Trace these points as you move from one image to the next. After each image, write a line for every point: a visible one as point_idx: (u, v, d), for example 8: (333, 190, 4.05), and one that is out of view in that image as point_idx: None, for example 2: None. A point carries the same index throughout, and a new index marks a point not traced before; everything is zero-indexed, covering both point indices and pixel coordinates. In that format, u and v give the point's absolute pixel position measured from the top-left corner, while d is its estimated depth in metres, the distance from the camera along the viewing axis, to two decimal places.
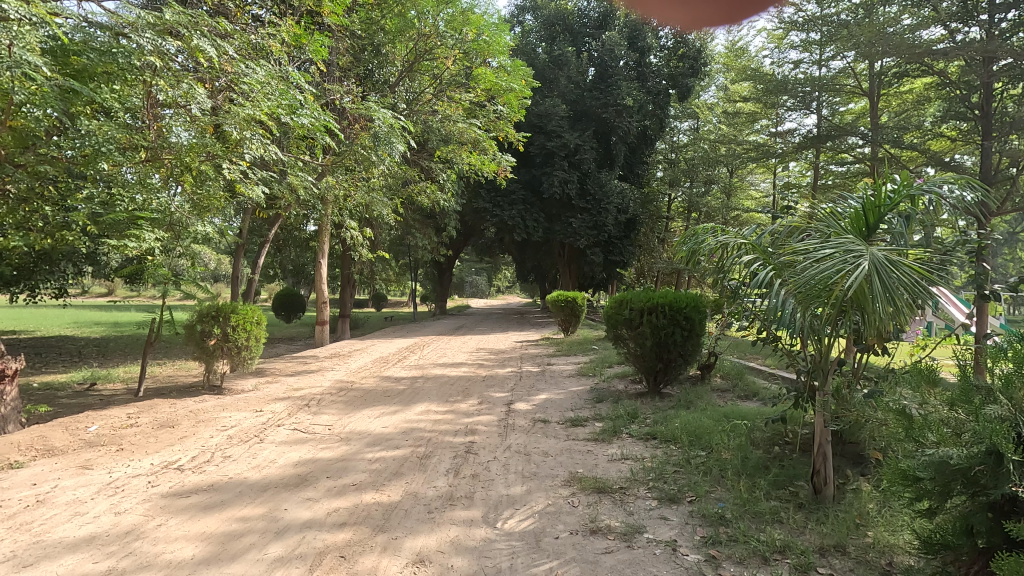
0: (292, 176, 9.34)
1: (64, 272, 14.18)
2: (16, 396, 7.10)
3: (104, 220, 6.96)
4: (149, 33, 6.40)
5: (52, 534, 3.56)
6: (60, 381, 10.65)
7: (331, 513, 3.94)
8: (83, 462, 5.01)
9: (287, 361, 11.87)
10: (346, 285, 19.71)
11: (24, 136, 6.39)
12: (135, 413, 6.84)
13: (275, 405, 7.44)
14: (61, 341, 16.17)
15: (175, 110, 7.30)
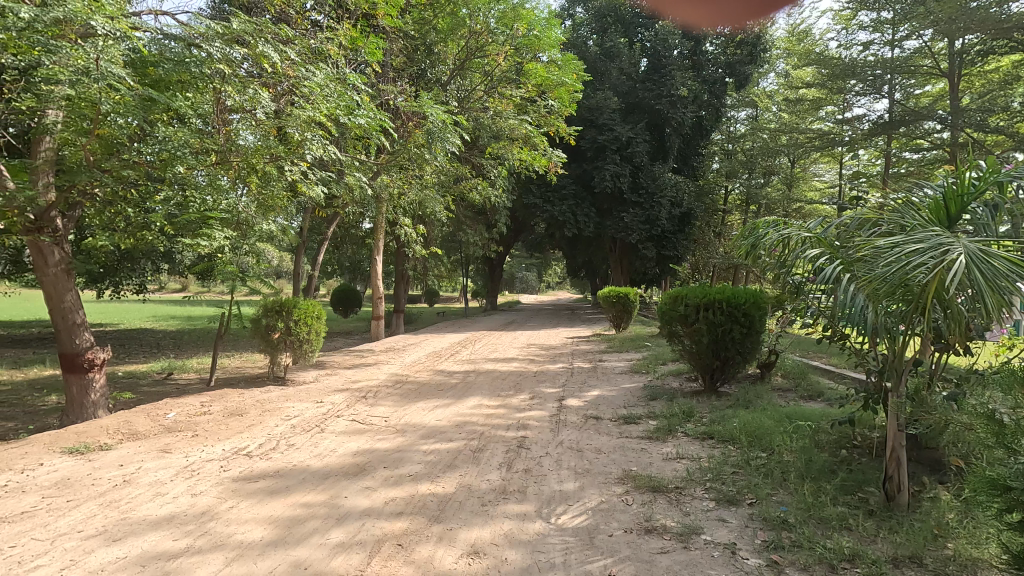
0: (349, 176, 9.66)
1: (144, 269, 15.21)
2: (104, 385, 7.72)
3: (179, 220, 7.60)
4: (218, 42, 6.78)
5: (138, 512, 3.85)
6: (142, 371, 11.45)
7: (389, 503, 4.06)
8: (163, 446, 5.38)
9: (345, 354, 12.30)
10: (400, 281, 20.18)
11: (111, 144, 6.88)
12: (208, 402, 7.27)
13: (335, 396, 7.73)
14: (141, 333, 17.37)
15: (242, 114, 7.60)
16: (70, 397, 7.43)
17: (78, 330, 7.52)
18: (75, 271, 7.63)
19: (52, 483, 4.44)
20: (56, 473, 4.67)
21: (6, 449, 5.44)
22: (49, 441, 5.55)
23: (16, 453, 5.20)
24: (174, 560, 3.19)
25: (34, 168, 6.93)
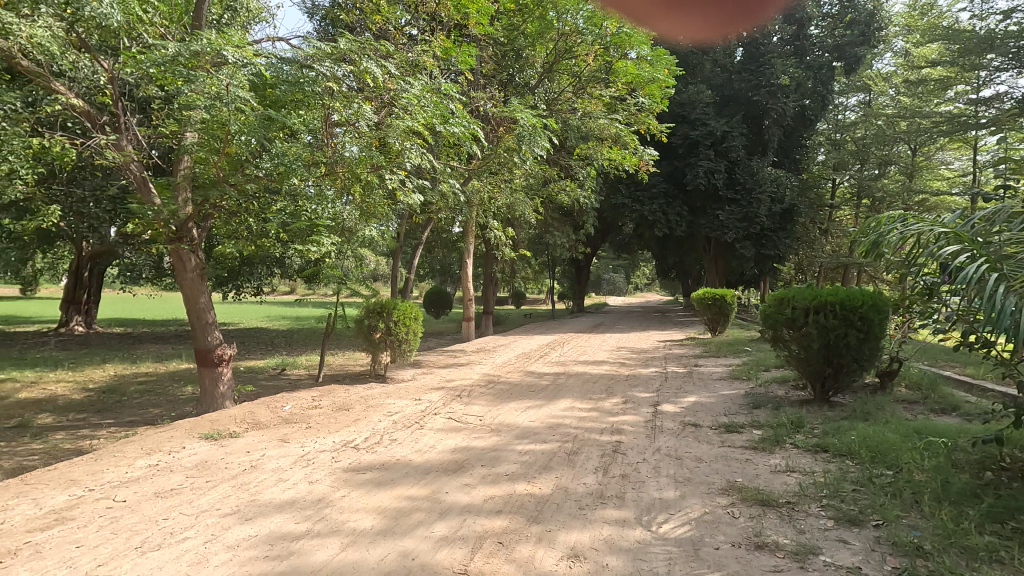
0: (443, 183, 10.06)
1: (261, 273, 16.69)
2: (231, 377, 8.54)
3: (292, 226, 8.27)
4: (327, 62, 7.32)
5: (264, 495, 4.22)
6: (261, 366, 12.56)
7: (488, 500, 4.15)
8: (282, 436, 5.87)
9: (439, 354, 12.75)
10: (490, 283, 20.58)
11: (236, 161, 7.66)
12: (318, 396, 7.84)
13: (431, 394, 8.04)
14: (258, 332, 19.06)
15: (346, 127, 7.94)
16: (203, 387, 8.31)
17: (209, 328, 8.38)
18: (207, 276, 8.52)
19: (194, 464, 4.99)
20: (197, 456, 5.24)
21: (156, 432, 6.19)
22: (189, 427, 6.24)
23: (164, 437, 5.90)
24: (297, 541, 3.47)
25: (176, 184, 7.73)
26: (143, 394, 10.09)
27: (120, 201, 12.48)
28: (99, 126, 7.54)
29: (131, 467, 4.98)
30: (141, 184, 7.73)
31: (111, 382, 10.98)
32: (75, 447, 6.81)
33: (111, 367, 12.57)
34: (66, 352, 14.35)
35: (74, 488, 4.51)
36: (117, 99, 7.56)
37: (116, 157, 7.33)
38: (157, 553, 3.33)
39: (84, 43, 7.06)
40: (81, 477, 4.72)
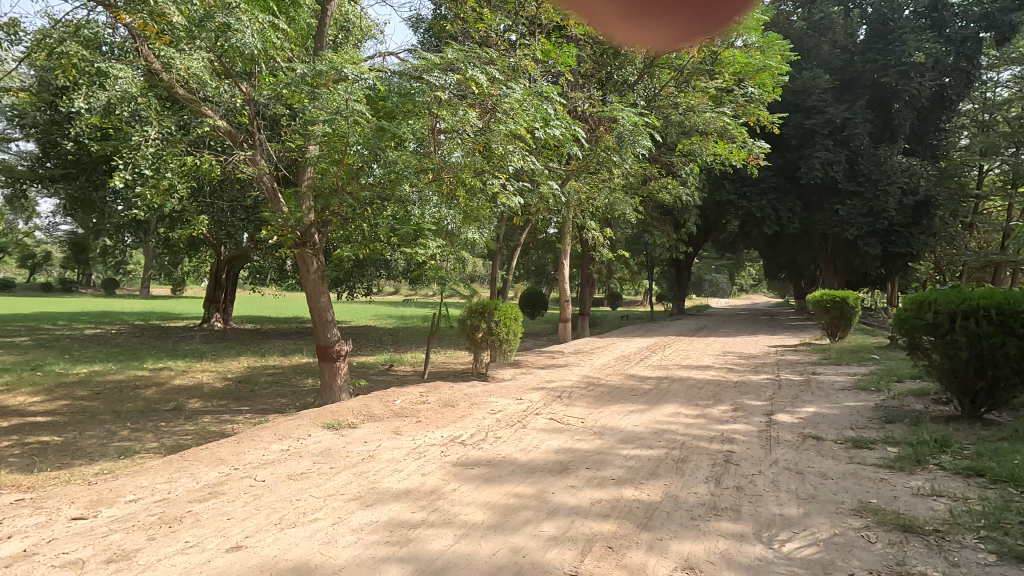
0: (543, 185, 10.13)
1: (370, 275, 17.82)
2: (347, 371, 9.18)
3: (400, 230, 8.53)
4: (435, 72, 7.68)
5: (383, 483, 4.50)
6: (371, 362, 13.40)
7: (595, 504, 4.11)
8: (395, 428, 6.22)
9: (537, 355, 12.86)
10: (586, 285, 20.41)
11: (353, 170, 8.19)
12: (426, 392, 8.21)
13: (532, 394, 8.12)
14: (368, 330, 20.34)
15: (451, 134, 8.18)
16: (324, 380, 9.00)
17: (329, 325, 9.04)
18: (326, 277, 9.20)
19: (319, 451, 5.43)
20: (322, 443, 5.70)
21: (286, 420, 6.81)
22: (314, 416, 6.79)
23: (293, 424, 6.48)
24: (414, 529, 3.65)
25: (301, 194, 8.57)
26: (272, 385, 11.14)
27: (253, 210, 13.87)
28: (237, 143, 8.39)
29: (268, 450, 5.51)
30: (272, 195, 8.50)
31: (246, 373, 12.25)
32: (220, 430, 7.67)
33: (246, 359, 14.03)
34: (209, 345, 16.22)
35: (223, 466, 5.08)
36: (254, 119, 8.40)
37: (253, 170, 8.18)
38: (293, 530, 3.66)
39: (227, 70, 7.94)
40: (228, 457, 5.32)
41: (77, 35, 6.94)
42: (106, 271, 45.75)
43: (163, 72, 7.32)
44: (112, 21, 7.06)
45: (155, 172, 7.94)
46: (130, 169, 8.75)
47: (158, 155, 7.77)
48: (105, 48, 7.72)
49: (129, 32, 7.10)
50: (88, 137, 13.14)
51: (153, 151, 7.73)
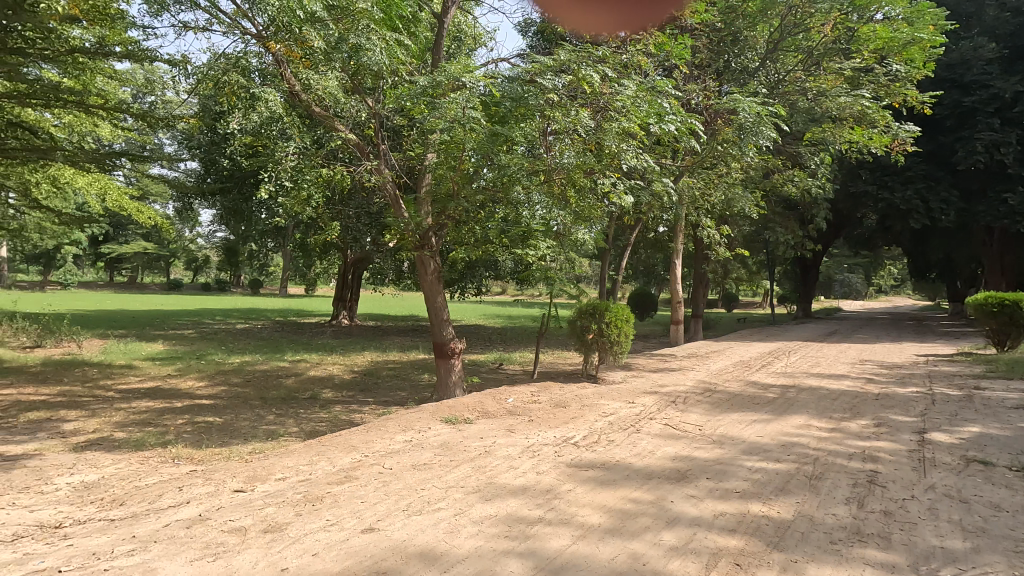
0: (655, 182, 9.80)
1: (481, 276, 18.38)
2: (461, 369, 9.53)
3: (511, 232, 8.84)
4: (548, 74, 7.78)
5: (499, 479, 4.62)
6: (482, 360, 13.83)
7: (719, 516, 3.90)
8: (509, 426, 6.36)
9: (648, 358, 12.49)
10: (700, 285, 19.44)
11: (470, 174, 8.43)
12: (536, 391, 8.31)
13: (645, 398, 7.90)
14: (478, 329, 21.01)
15: (561, 135, 8.29)
16: (440, 376, 9.41)
17: (444, 324, 9.42)
18: (442, 279, 9.60)
19: (439, 444, 5.71)
20: (441, 437, 5.98)
21: (408, 413, 7.23)
22: (433, 410, 7.14)
23: (414, 417, 6.86)
24: (532, 526, 3.70)
25: (420, 200, 8.98)
26: (393, 379, 11.90)
27: (376, 216, 14.97)
28: (363, 154, 9.02)
29: (393, 440, 5.90)
30: (395, 201, 9.10)
31: (370, 367, 13.21)
32: (350, 419, 8.34)
33: (369, 354, 15.13)
34: (338, 340, 17.71)
35: (355, 453, 5.52)
36: (378, 130, 9.02)
37: (377, 179, 8.78)
38: (419, 517, 3.88)
39: (356, 87, 8.61)
40: (359, 444, 5.77)
41: (235, 65, 7.89)
42: (252, 272, 51.61)
43: (303, 93, 8.19)
44: (262, 50, 7.95)
45: (294, 183, 8.80)
46: (274, 182, 9.76)
47: (297, 168, 8.60)
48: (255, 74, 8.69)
49: (276, 59, 7.96)
50: (241, 155, 14.95)
51: (293, 164, 8.55)
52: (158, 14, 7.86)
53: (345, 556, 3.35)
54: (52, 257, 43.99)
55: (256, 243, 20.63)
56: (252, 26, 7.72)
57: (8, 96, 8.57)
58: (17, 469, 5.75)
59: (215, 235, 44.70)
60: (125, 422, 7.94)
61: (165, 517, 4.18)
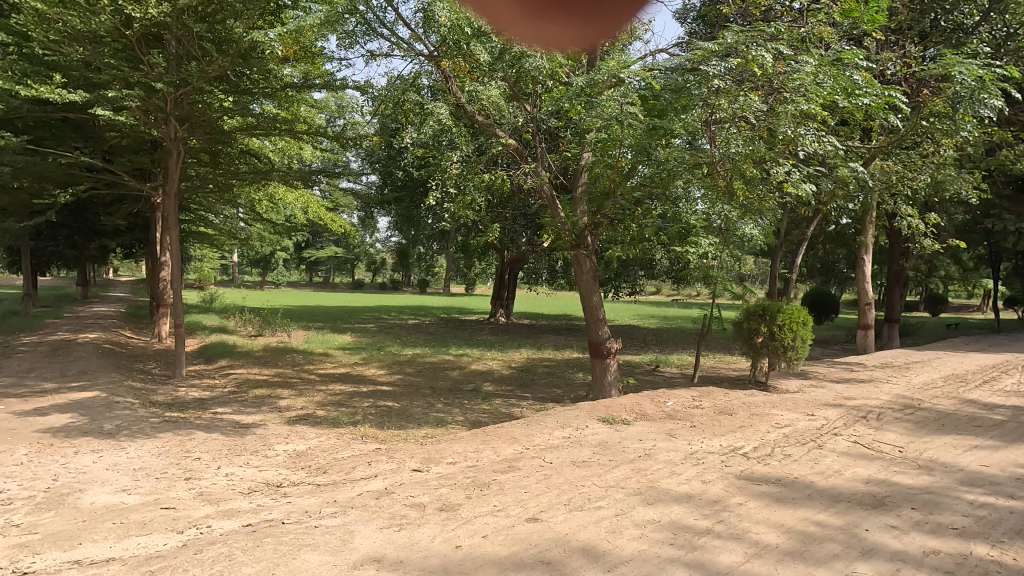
0: (840, 167, 8.76)
1: (636, 276, 17.96)
2: (617, 369, 9.35)
3: (670, 230, 8.49)
4: (714, 60, 7.37)
5: (661, 484, 4.47)
6: (638, 361, 13.51)
7: (930, 554, 3.33)
8: (669, 431, 6.13)
9: (828, 366, 11.13)
10: (897, 285, 16.77)
11: (626, 172, 8.13)
12: (698, 396, 7.88)
13: (827, 411, 7.05)
14: (632, 329, 20.56)
15: (727, 124, 7.77)
16: (595, 376, 9.34)
17: (600, 324, 9.26)
18: (598, 278, 9.42)
19: (597, 443, 5.71)
20: (599, 436, 5.98)
21: (565, 410, 7.34)
22: (590, 408, 7.17)
23: (572, 414, 6.95)
24: (699, 536, 3.53)
25: (576, 199, 8.96)
26: (548, 376, 12.19)
27: (531, 217, 15.56)
28: (522, 157, 9.22)
29: (552, 436, 6.04)
30: (551, 201, 9.10)
31: (526, 363, 13.69)
32: (509, 412, 8.73)
33: (525, 351, 15.68)
34: (497, 337, 18.62)
35: (517, 444, 5.76)
36: (536, 134, 9.26)
37: (534, 181, 8.99)
38: (581, 513, 3.92)
39: (516, 94, 8.95)
40: (520, 437, 6.00)
41: (412, 86, 8.79)
42: (420, 273, 56.57)
43: (468, 104, 8.73)
44: (433, 68, 8.67)
45: (459, 189, 9.42)
46: (441, 189, 10.55)
47: (462, 175, 9.20)
48: (425, 91, 9.49)
49: (445, 75, 8.62)
50: (414, 166, 16.50)
51: (457, 171, 9.16)
52: (350, 46, 9.02)
53: (512, 541, 3.52)
54: (268, 261, 52.84)
55: (424, 246, 22.55)
56: (424, 47, 8.45)
57: (242, 129, 10.46)
58: (249, 435, 7.02)
59: (390, 240, 49.81)
60: (323, 402, 9.23)
61: (359, 486, 4.79)
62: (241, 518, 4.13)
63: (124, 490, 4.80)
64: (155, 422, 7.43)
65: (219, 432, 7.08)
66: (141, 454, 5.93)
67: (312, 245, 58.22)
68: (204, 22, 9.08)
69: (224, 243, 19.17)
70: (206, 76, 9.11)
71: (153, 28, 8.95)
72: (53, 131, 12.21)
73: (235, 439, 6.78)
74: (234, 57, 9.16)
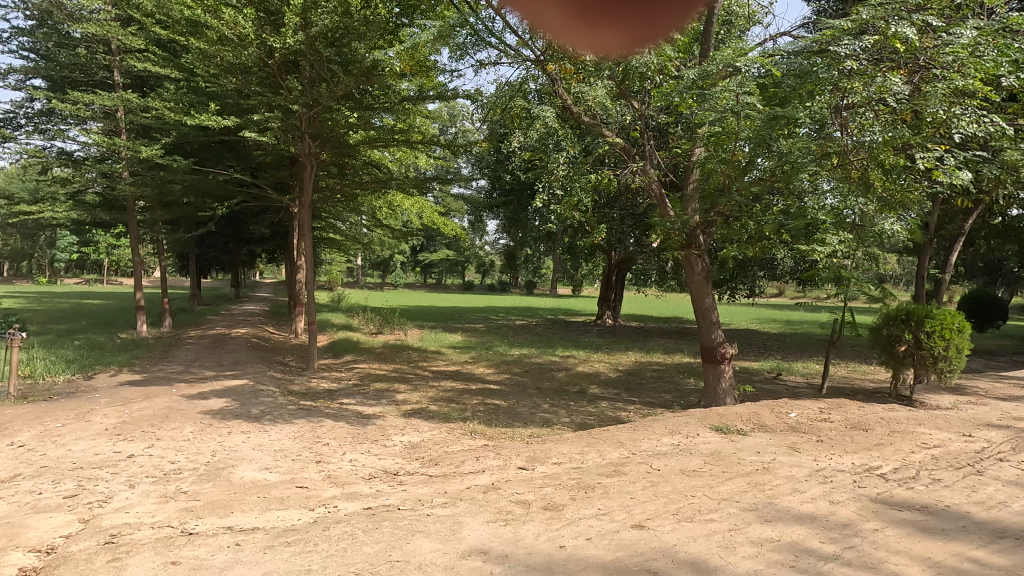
0: (1007, 151, 7.57)
1: (755, 276, 16.81)
2: (732, 375, 8.81)
3: (792, 225, 7.78)
4: (846, 38, 6.67)
5: (781, 501, 4.16)
6: (756, 368, 12.65)
7: None
8: (792, 444, 5.67)
9: (993, 381, 9.60)
10: None
11: (742, 166, 7.55)
12: (826, 409, 7.20)
13: (989, 432, 6.11)
14: (751, 334, 19.25)
15: (862, 108, 7.14)
16: (708, 382, 8.86)
17: (713, 327, 8.76)
18: (712, 278, 8.88)
19: (709, 452, 5.43)
20: (712, 445, 5.69)
21: (675, 416, 7.07)
22: (701, 416, 6.83)
23: (682, 421, 6.69)
24: (825, 562, 3.23)
25: (687, 197, 8.52)
26: (657, 380, 11.81)
27: (639, 216, 15.26)
28: (630, 156, 9.02)
29: (660, 442, 5.85)
30: (660, 200, 8.69)
31: (634, 366, 13.35)
32: (616, 416, 8.58)
33: (633, 354, 15.30)
34: (603, 339, 18.39)
35: (623, 449, 5.65)
36: (645, 131, 8.98)
37: (643, 179, 8.66)
38: (690, 524, 3.76)
39: (623, 92, 8.74)
40: (627, 442, 5.89)
41: (519, 91, 8.96)
42: (527, 274, 57.43)
43: (574, 105, 8.66)
44: (540, 72, 8.74)
45: (565, 190, 9.43)
46: (547, 191, 10.62)
47: (568, 176, 9.18)
48: (532, 94, 9.62)
49: (551, 77, 8.67)
50: (521, 170, 16.83)
51: (564, 173, 9.14)
52: (461, 57, 9.43)
53: (617, 547, 3.47)
54: (387, 264, 56.64)
55: (531, 248, 22.88)
56: (531, 52, 8.58)
57: (364, 141, 11.24)
58: (369, 425, 7.58)
59: (499, 242, 51.16)
60: (436, 398, 9.70)
61: (468, 479, 4.98)
62: (362, 502, 4.48)
63: (267, 468, 5.42)
64: (292, 409, 8.28)
65: (344, 422, 7.72)
66: (281, 437, 6.66)
67: (426, 248, 61.40)
68: (332, 46, 9.93)
69: (349, 248, 20.85)
70: (334, 95, 9.97)
71: (291, 56, 9.98)
72: (213, 153, 14.06)
73: (358, 428, 7.36)
74: (358, 76, 9.97)
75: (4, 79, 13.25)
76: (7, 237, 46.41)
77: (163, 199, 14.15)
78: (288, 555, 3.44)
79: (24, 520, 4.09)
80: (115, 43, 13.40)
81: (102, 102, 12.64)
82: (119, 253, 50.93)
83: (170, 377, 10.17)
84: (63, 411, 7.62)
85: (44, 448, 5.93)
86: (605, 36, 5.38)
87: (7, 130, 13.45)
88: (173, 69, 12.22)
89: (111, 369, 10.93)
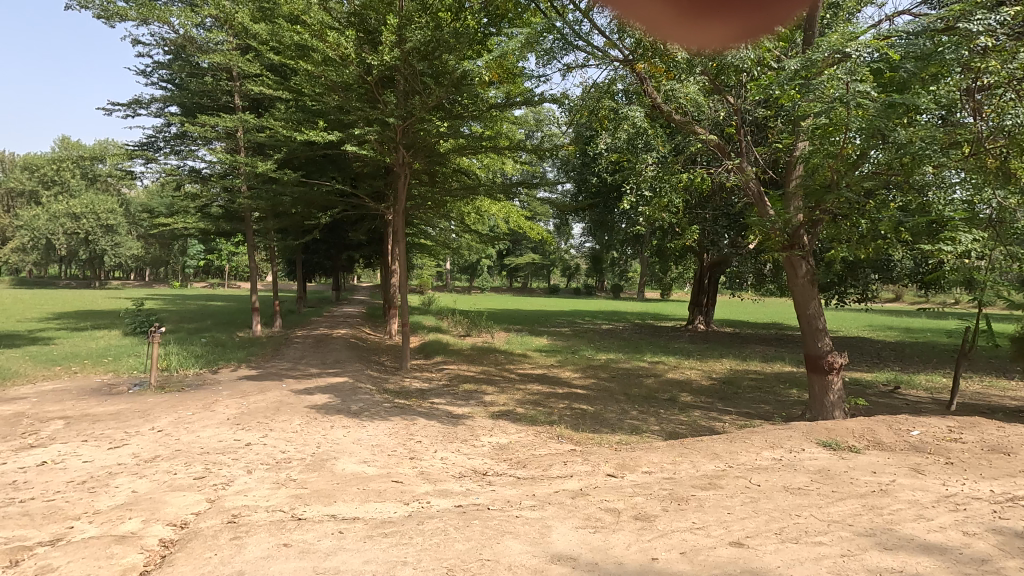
0: None
1: (869, 280, 15.34)
2: (841, 387, 8.08)
3: (913, 223, 6.93)
4: (980, 12, 5.88)
5: (904, 528, 3.75)
6: (870, 380, 11.56)
7: None
8: (915, 465, 5.12)
9: None
10: None
11: (853, 159, 6.95)
12: (957, 427, 6.43)
13: None
14: (863, 342, 17.61)
15: (1002, 91, 6.40)
16: (813, 393, 8.22)
17: (820, 334, 8.10)
18: (817, 281, 8.21)
19: (817, 470, 5.02)
20: (821, 462, 5.26)
21: (776, 428, 6.63)
22: (806, 429, 6.34)
23: (785, 434, 6.25)
24: None
25: (790, 195, 7.98)
26: (756, 390, 11.09)
27: (734, 216, 14.56)
28: (724, 154, 8.60)
29: (759, 456, 5.50)
30: (758, 199, 8.16)
31: (730, 374, 12.66)
32: (710, 427, 8.18)
33: (729, 362, 14.49)
34: (695, 345, 17.60)
35: (719, 462, 5.38)
36: (740, 127, 8.54)
37: (739, 177, 8.15)
38: (796, 546, 3.51)
39: (717, 87, 8.38)
40: (723, 454, 5.59)
41: (606, 92, 8.87)
42: (614, 277, 56.53)
43: (664, 103, 8.35)
44: (628, 72, 8.59)
45: (655, 191, 9.14)
46: (636, 193, 10.39)
47: (657, 177, 8.91)
48: (619, 95, 9.52)
49: (640, 76, 8.46)
50: (607, 171, 16.62)
51: (653, 173, 8.88)
52: (548, 62, 9.54)
53: (712, 564, 3.30)
54: (474, 268, 58.19)
55: (618, 251, 22.43)
56: (619, 52, 8.46)
57: (454, 150, 11.61)
58: (459, 425, 7.79)
59: (584, 245, 50.93)
60: (523, 400, 9.79)
61: (556, 484, 4.97)
62: (453, 499, 4.61)
63: (365, 462, 5.72)
64: (388, 407, 8.70)
65: (435, 420, 8.00)
66: (378, 434, 7.00)
67: (512, 252, 62.47)
68: (425, 60, 10.38)
69: (439, 253, 21.56)
70: (427, 107, 10.39)
71: (386, 71, 10.54)
72: (318, 165, 15.18)
73: (449, 428, 7.57)
74: (448, 86, 10.32)
75: (147, 108, 15.09)
76: (149, 245, 53.09)
77: (275, 211, 15.40)
78: (386, 546, 3.60)
79: (162, 496, 4.61)
80: (236, 70, 14.85)
81: (226, 124, 14.03)
82: (239, 260, 56.49)
83: (281, 373, 11.03)
84: (192, 401, 8.51)
85: (178, 434, 6.67)
86: (715, 28, 5.03)
87: (149, 152, 15.31)
88: (284, 91, 13.32)
89: (231, 365, 12.02)
